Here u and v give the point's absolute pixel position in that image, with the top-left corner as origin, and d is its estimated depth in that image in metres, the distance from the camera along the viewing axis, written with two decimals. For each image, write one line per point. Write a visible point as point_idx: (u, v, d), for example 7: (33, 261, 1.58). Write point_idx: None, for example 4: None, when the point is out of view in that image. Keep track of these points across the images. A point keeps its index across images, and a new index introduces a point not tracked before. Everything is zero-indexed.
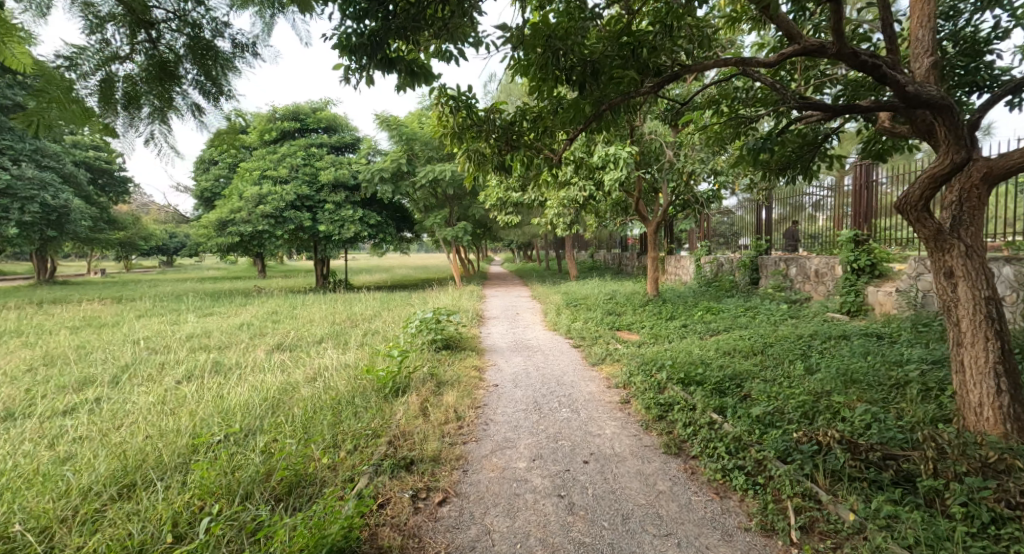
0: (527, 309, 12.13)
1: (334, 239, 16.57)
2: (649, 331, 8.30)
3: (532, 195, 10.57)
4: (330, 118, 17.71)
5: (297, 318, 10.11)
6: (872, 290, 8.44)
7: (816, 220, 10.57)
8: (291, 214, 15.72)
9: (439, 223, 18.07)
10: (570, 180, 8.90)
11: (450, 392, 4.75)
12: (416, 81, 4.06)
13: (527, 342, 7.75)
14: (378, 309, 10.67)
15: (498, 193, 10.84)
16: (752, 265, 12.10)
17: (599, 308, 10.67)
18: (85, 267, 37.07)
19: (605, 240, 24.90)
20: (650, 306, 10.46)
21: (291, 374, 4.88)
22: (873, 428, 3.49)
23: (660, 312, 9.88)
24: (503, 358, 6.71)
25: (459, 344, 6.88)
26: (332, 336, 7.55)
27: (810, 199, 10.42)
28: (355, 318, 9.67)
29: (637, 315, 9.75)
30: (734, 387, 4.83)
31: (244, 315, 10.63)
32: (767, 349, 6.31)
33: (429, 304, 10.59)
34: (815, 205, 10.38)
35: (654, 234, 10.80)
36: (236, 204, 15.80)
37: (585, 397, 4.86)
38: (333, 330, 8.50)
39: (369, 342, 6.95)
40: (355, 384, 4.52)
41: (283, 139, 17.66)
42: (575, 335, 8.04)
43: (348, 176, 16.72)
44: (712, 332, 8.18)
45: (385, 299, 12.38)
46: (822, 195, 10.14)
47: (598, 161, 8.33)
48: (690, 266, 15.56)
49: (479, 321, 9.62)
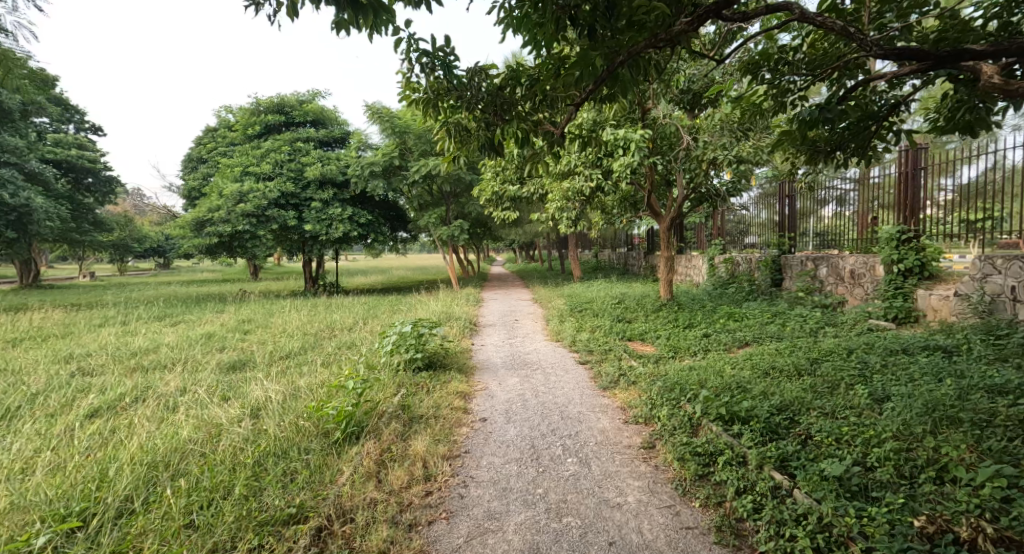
0: (526, 314, 11.08)
1: (322, 240, 15.52)
2: (667, 344, 7.23)
3: (532, 189, 9.48)
4: (318, 110, 16.66)
5: (269, 327, 9.05)
6: (924, 294, 7.37)
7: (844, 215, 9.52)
8: (276, 213, 14.69)
9: (434, 221, 16.98)
10: (574, 169, 7.81)
11: (421, 435, 3.68)
12: (363, 18, 3.00)
13: (525, 357, 6.68)
14: (361, 317, 9.59)
15: (494, 187, 9.76)
16: (775, 264, 11.05)
17: (607, 313, 9.62)
18: (78, 270, 36.31)
19: (611, 239, 23.83)
20: (665, 312, 9.36)
21: (221, 411, 3.84)
22: (1017, 503, 2.44)
23: (677, 319, 8.79)
24: (495, 379, 5.64)
25: (443, 365, 5.80)
26: (300, 353, 6.51)
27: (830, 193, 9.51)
28: (332, 328, 8.62)
29: (652, 323, 8.65)
30: (788, 423, 3.76)
31: (214, 323, 9.61)
32: (815, 367, 5.22)
33: (417, 311, 9.52)
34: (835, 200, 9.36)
35: (667, 231, 9.73)
36: (215, 203, 14.81)
37: (597, 440, 3.79)
38: (305, 342, 7.45)
39: (337, 362, 5.88)
40: (296, 426, 3.48)
41: (268, 134, 16.62)
42: (582, 348, 6.96)
43: (336, 173, 15.66)
44: (741, 343, 7.10)
45: (372, 305, 11.30)
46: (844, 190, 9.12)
47: (607, 147, 7.29)
48: (704, 265, 14.47)
49: (472, 330, 8.57)
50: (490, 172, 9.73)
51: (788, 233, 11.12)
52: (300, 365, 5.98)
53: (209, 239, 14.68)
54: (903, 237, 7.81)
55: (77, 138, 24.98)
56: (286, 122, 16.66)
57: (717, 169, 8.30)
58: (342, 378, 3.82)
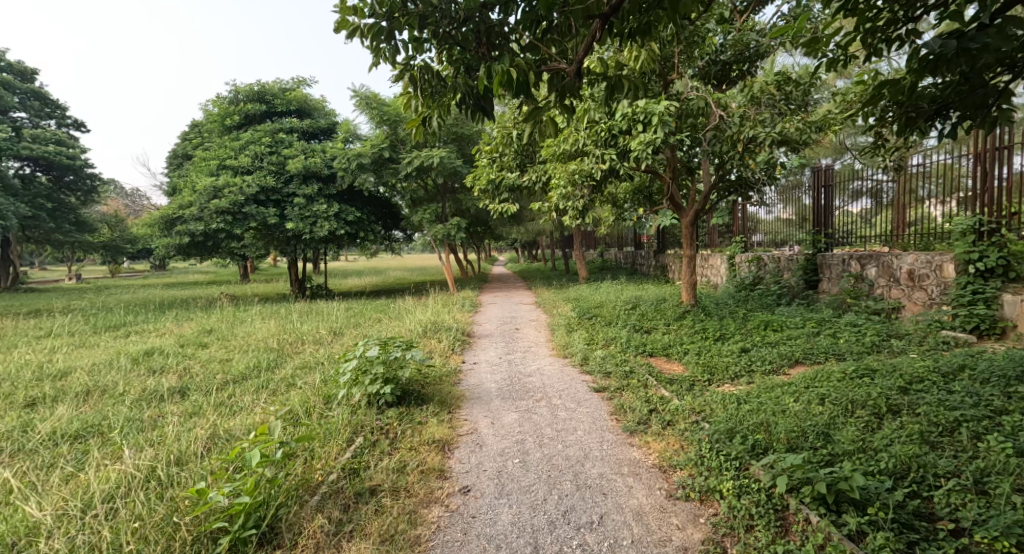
0: (528, 321, 9.80)
1: (306, 239, 14.26)
2: (699, 363, 5.95)
3: (533, 178, 8.20)
4: (303, 99, 15.39)
5: (226, 341, 7.77)
6: (1012, 300, 6.06)
7: (881, 210, 8.58)
8: (253, 210, 13.45)
9: (428, 219, 15.68)
10: (585, 151, 6.55)
11: (366, 537, 2.46)
12: None
13: (525, 383, 5.39)
14: (336, 328, 8.32)
15: (490, 175, 8.51)
16: (810, 265, 9.78)
17: (622, 322, 8.34)
18: (66, 272, 35.08)
19: (618, 236, 22.50)
20: (690, 320, 8.06)
21: (75, 495, 2.64)
22: None
23: (704, 329, 7.49)
24: (486, 417, 4.36)
25: (418, 398, 4.52)
26: (245, 381, 5.25)
27: (865, 184, 8.68)
28: (298, 343, 7.35)
29: (676, 334, 7.36)
30: (917, 513, 2.52)
31: (168, 336, 8.36)
32: (911, 401, 3.93)
33: (401, 322, 8.24)
34: (865, 192, 8.72)
35: (689, 228, 8.47)
36: (187, 199, 13.60)
37: (633, 537, 2.56)
38: (259, 362, 6.17)
39: (284, 396, 4.61)
40: (165, 527, 2.37)
41: (249, 124, 15.36)
42: (596, 370, 5.68)
43: (320, 166, 14.41)
44: (791, 362, 5.81)
45: (354, 312, 10.03)
46: (879, 181, 8.43)
47: (625, 121, 6.02)
48: (724, 266, 13.16)
49: (464, 344, 7.30)
50: (486, 160, 8.46)
51: (822, 228, 9.80)
52: (236, 398, 4.71)
53: (181, 238, 13.44)
54: (980, 229, 6.50)
55: (55, 133, 23.63)
56: (268, 111, 15.41)
57: (752, 152, 7.03)
58: (260, 430, 2.62)
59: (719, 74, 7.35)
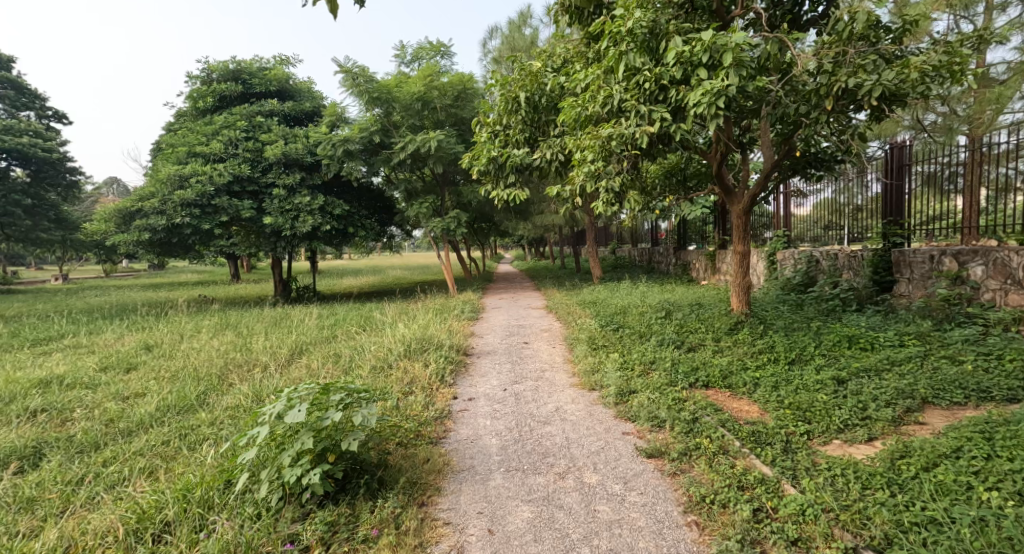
0: (538, 333, 8.16)
1: (287, 235, 12.65)
2: (782, 405, 4.26)
3: (546, 156, 6.52)
4: (284, 78, 13.77)
5: (156, 364, 6.15)
6: None
7: (940, 198, 7.48)
8: (225, 202, 11.86)
9: (425, 213, 13.92)
10: (620, 113, 4.89)
11: None
12: None
13: (541, 441, 3.70)
14: (300, 346, 6.67)
15: (490, 153, 6.84)
16: (883, 264, 8.03)
17: (657, 336, 6.66)
18: (54, 272, 33.76)
19: (633, 231, 20.76)
20: (746, 334, 6.32)
21: None
22: None
23: (770, 348, 5.78)
24: (484, 518, 2.71)
25: (373, 478, 2.86)
26: (127, 443, 3.62)
27: (929, 169, 7.47)
28: (242, 370, 5.71)
29: (735, 355, 5.65)
30: None
31: (89, 354, 6.74)
32: None
33: (380, 337, 6.57)
34: (935, 179, 7.41)
35: (743, 218, 6.74)
36: (150, 189, 12.02)
37: None
38: (174, 403, 4.54)
39: (168, 477, 3.00)
40: None
41: (223, 108, 13.75)
42: (641, 416, 3.98)
43: (303, 153, 12.81)
44: (918, 404, 4.10)
45: (329, 322, 8.39)
46: (950, 165, 7.20)
47: (678, 69, 4.36)
48: (762, 265, 11.42)
49: (458, 370, 5.66)
50: (486, 136, 6.78)
51: (891, 217, 8.17)
52: (96, 486, 3.08)
53: (142, 235, 11.84)
54: None
55: (30, 123, 22.16)
56: (245, 92, 13.79)
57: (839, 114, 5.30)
58: None
59: (785, 18, 5.67)
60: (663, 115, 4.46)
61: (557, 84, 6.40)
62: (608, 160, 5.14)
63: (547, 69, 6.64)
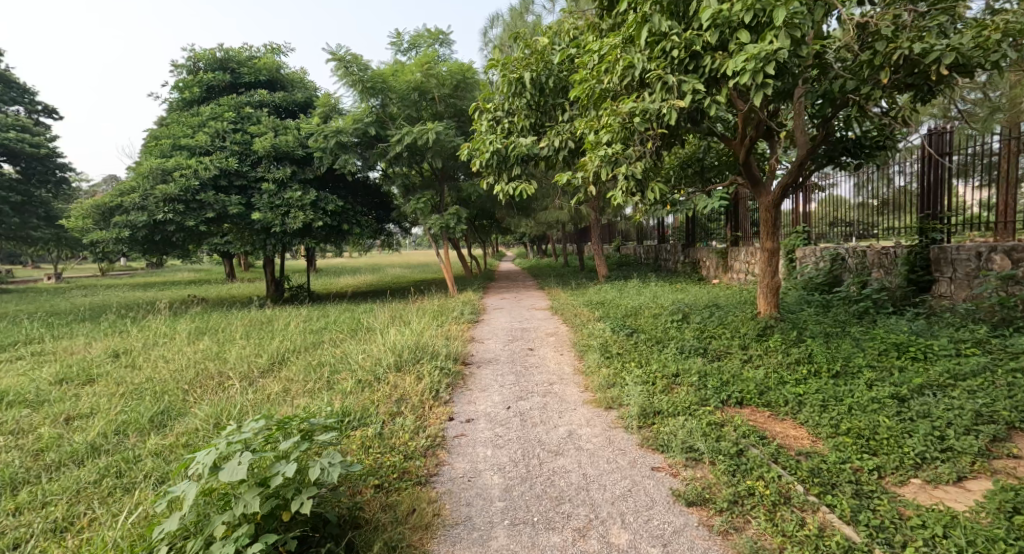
0: (543, 338, 7.50)
1: (277, 233, 12.00)
2: (838, 431, 3.59)
3: (554, 143, 5.83)
4: (274, 68, 13.11)
5: (117, 375, 5.51)
6: None
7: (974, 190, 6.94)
8: (210, 197, 11.22)
9: (424, 209, 13.20)
10: (643, 88, 4.22)
11: None
12: None
13: (552, 480, 3.05)
14: (279, 356, 6.00)
15: (491, 140, 6.16)
16: (921, 261, 7.40)
17: (678, 344, 5.99)
18: (47, 271, 33.17)
19: (639, 228, 20.05)
20: (778, 341, 5.64)
21: None
22: None
23: (808, 357, 5.10)
24: None
25: (337, 546, 2.34)
26: (44, 488, 2.96)
27: (964, 157, 6.91)
28: (212, 384, 5.06)
29: (768, 368, 4.98)
30: None
31: (46, 364, 6.09)
32: None
33: (369, 345, 5.91)
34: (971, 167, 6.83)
35: (772, 211, 6.07)
36: (131, 184, 11.36)
37: None
38: (122, 427, 3.89)
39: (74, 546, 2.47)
40: None
41: (211, 99, 13.10)
42: (674, 444, 3.33)
43: (293, 145, 12.15)
44: (1005, 431, 3.45)
45: (316, 327, 7.74)
46: (987, 152, 6.64)
47: (712, 32, 3.69)
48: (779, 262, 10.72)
49: (454, 384, 5.00)
50: (486, 122, 6.10)
51: (924, 210, 7.54)
52: None
53: (122, 232, 11.18)
54: None
55: (17, 119, 21.52)
56: (234, 83, 13.14)
57: (893, 91, 4.60)
58: None
59: None
60: (696, 86, 3.78)
61: (566, 62, 5.73)
62: (627, 144, 4.46)
63: (554, 47, 5.96)
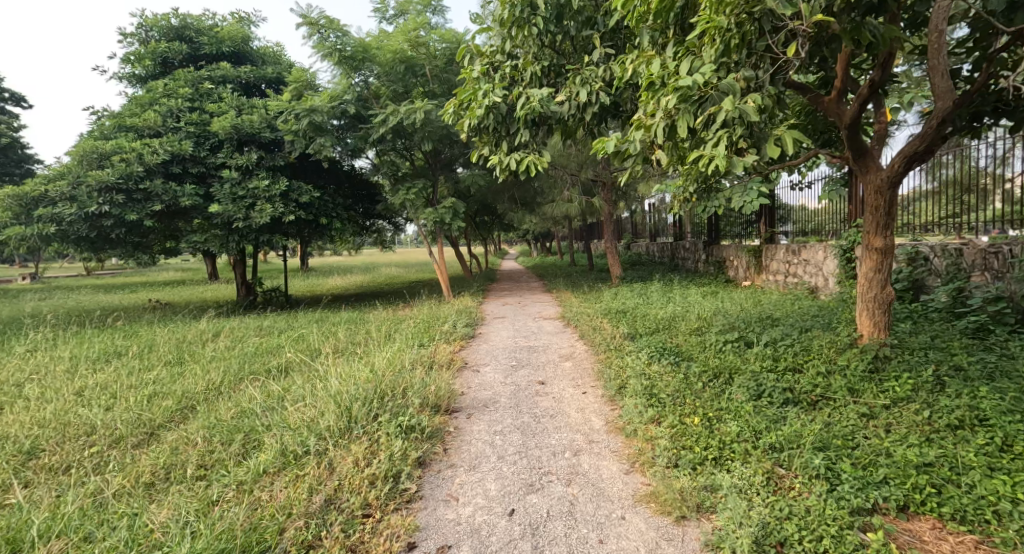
0: (553, 364, 5.68)
1: (239, 228, 10.22)
2: None
3: (577, 96, 4.06)
4: (240, 38, 11.35)
5: None
6: None
7: None
8: (157, 186, 9.48)
9: (414, 202, 11.42)
10: None
11: None
12: None
13: None
14: (179, 403, 4.17)
15: (487, 95, 4.35)
16: None
17: (752, 383, 4.14)
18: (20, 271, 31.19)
19: (654, 224, 18.22)
20: (906, 382, 3.86)
21: None
22: None
23: (970, 412, 3.32)
24: None
25: None
26: None
27: None
28: (56, 459, 3.30)
29: (912, 434, 3.20)
30: None
31: None
32: None
33: (308, 388, 4.09)
34: None
35: (884, 196, 4.27)
36: (61, 170, 9.55)
37: None
38: None
39: None
40: None
41: (167, 74, 11.35)
42: None
43: (259, 127, 10.38)
44: None
45: (258, 349, 5.91)
46: None
47: None
48: (833, 261, 8.79)
49: (422, 461, 3.21)
50: (480, 69, 4.31)
51: None
52: None
53: (49, 228, 9.37)
54: None
55: None
56: (194, 55, 11.37)
57: None
58: None
59: None
60: None
61: None
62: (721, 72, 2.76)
63: None
